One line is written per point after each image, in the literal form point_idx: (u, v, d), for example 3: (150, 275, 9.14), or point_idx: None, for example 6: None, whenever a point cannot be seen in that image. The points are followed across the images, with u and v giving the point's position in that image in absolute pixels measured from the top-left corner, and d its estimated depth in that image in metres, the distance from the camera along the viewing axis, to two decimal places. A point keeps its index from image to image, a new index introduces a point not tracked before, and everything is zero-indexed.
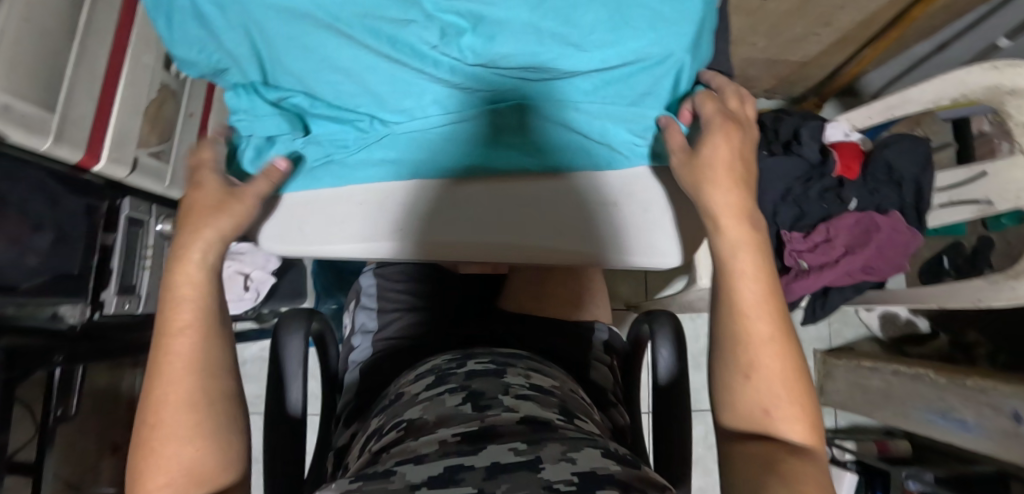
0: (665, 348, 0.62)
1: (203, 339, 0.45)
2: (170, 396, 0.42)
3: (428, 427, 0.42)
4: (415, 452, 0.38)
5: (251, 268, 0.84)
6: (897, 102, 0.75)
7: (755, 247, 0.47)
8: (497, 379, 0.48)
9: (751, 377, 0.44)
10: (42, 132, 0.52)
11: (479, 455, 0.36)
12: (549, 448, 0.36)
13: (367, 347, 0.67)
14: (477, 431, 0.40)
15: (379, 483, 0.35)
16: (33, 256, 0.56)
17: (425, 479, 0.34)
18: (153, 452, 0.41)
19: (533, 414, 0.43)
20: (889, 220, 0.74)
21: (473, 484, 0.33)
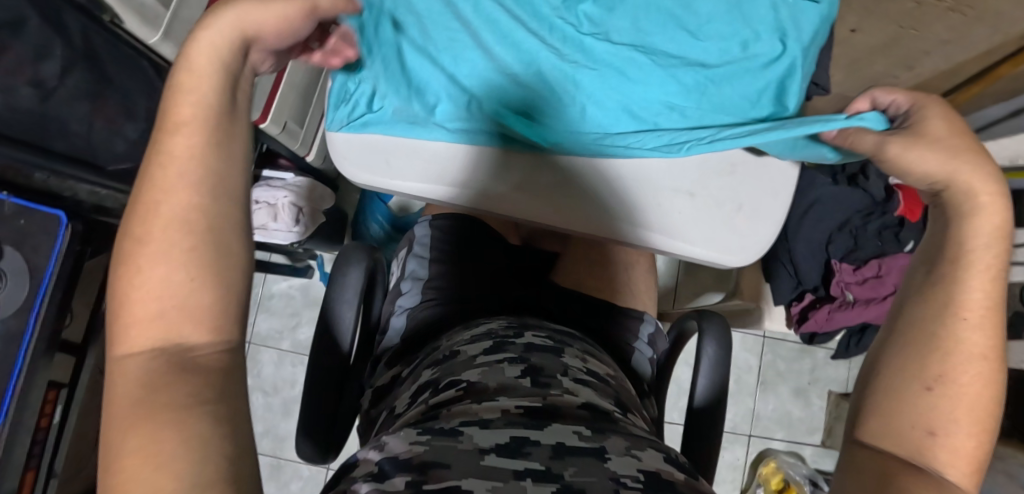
0: (710, 344, 0.63)
1: (207, 142, 0.30)
2: (161, 205, 0.28)
3: (489, 392, 0.46)
4: (479, 415, 0.42)
5: (305, 202, 0.86)
6: None
7: (1003, 241, 0.33)
8: (557, 359, 0.53)
9: (936, 389, 0.30)
10: (152, 26, 0.49)
11: (543, 431, 0.39)
12: (614, 442, 0.39)
13: (416, 294, 0.68)
14: (540, 407, 0.43)
15: (447, 440, 0.38)
16: (120, 142, 0.58)
17: (493, 445, 0.37)
18: (135, 273, 0.27)
19: (592, 401, 0.47)
20: None
21: (540, 460, 0.36)
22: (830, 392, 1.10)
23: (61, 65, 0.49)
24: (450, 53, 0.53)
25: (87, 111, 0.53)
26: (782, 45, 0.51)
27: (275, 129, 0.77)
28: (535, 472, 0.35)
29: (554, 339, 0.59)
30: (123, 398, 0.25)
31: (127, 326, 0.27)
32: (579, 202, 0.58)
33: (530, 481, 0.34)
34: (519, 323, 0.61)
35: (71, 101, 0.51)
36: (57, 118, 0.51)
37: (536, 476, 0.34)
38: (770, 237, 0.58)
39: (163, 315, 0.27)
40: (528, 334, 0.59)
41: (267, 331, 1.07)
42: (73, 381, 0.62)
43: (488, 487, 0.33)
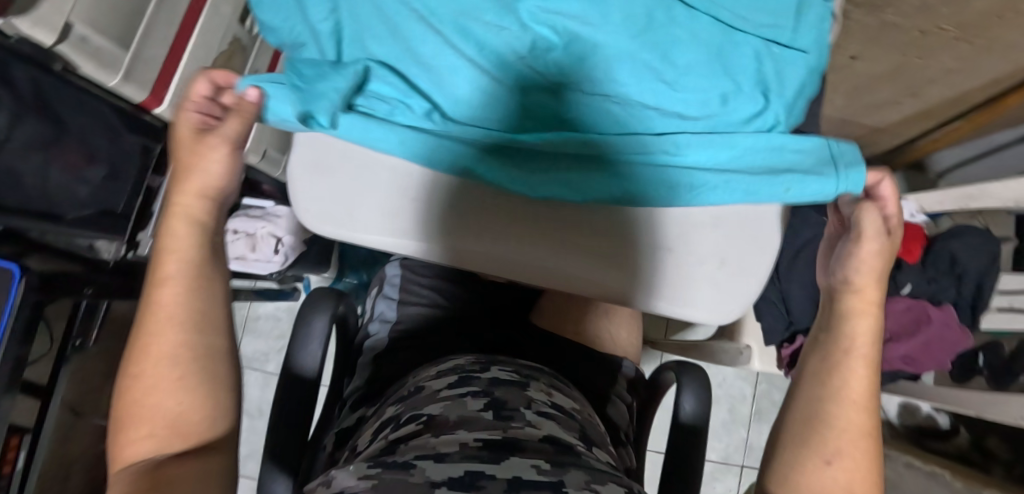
0: (688, 400, 0.61)
1: (197, 297, 0.41)
2: (158, 347, 0.38)
3: (448, 425, 0.46)
4: (435, 450, 0.41)
5: (284, 232, 0.83)
6: (975, 193, 0.71)
7: (875, 341, 0.44)
8: (521, 392, 0.53)
9: (832, 462, 0.41)
10: (112, 68, 0.50)
11: (500, 466, 0.38)
12: (575, 476, 0.38)
13: (382, 336, 0.67)
14: (501, 441, 0.43)
15: (398, 474, 0.37)
16: (83, 188, 0.56)
17: (447, 475, 0.36)
18: (140, 402, 0.37)
19: (555, 435, 0.47)
20: (942, 312, 0.71)
21: (495, 491, 0.34)
22: None
23: (9, 118, 0.48)
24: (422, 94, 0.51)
25: (43, 159, 0.52)
26: (765, 98, 0.48)
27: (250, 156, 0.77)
28: None
29: (520, 374, 0.59)
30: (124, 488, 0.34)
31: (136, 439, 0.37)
32: (552, 250, 0.54)
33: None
34: (486, 358, 0.61)
35: (24, 152, 0.50)
36: (13, 171, 0.49)
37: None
38: (754, 290, 0.55)
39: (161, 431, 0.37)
40: (494, 368, 0.58)
41: (253, 353, 1.07)
42: (38, 427, 0.61)
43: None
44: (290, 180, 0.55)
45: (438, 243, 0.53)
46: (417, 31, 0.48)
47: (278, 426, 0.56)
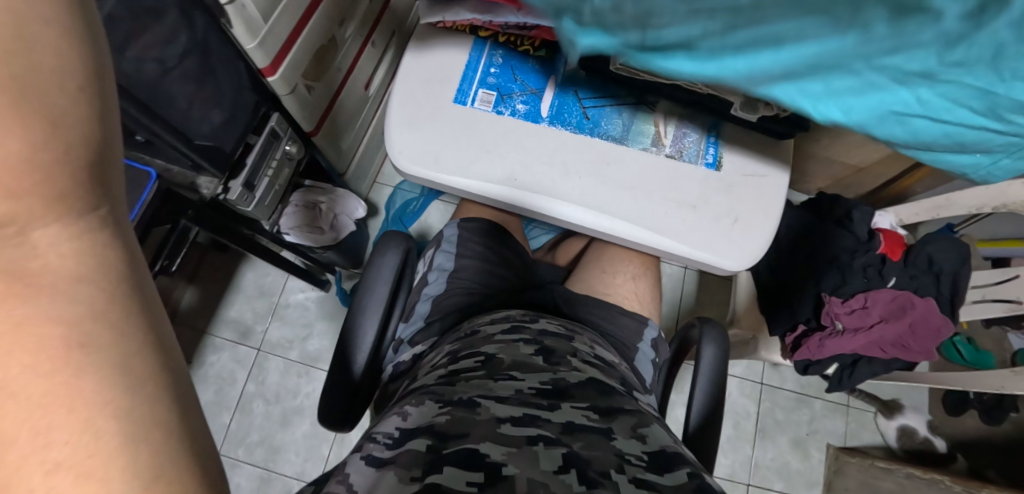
0: (710, 348, 0.68)
1: (75, 46, 0.23)
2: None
3: (503, 367, 0.52)
4: (496, 392, 0.47)
5: (340, 210, 0.97)
6: (944, 201, 0.83)
7: None
8: (567, 343, 0.61)
9: None
10: (252, 34, 0.61)
11: (554, 412, 0.45)
12: (618, 424, 0.45)
13: (442, 282, 0.73)
14: (551, 389, 0.49)
15: (466, 411, 0.43)
16: (207, 125, 0.66)
17: (508, 417, 0.42)
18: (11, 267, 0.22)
19: (596, 378, 0.54)
20: (924, 301, 0.79)
21: (551, 431, 0.42)
22: (827, 444, 1.11)
23: (180, 52, 0.59)
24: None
25: (191, 92, 0.62)
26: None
27: (319, 142, 0.89)
28: (545, 437, 0.40)
29: (565, 328, 0.66)
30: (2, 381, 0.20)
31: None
32: (596, 195, 0.66)
33: (541, 444, 0.39)
34: (534, 313, 0.68)
35: (181, 83, 0.61)
36: (168, 93, 0.60)
37: (546, 442, 0.40)
38: (762, 246, 0.66)
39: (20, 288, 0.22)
40: (542, 320, 0.66)
41: (278, 339, 1.12)
42: None
43: (502, 451, 0.37)
44: (387, 127, 0.67)
45: (507, 183, 0.66)
46: None
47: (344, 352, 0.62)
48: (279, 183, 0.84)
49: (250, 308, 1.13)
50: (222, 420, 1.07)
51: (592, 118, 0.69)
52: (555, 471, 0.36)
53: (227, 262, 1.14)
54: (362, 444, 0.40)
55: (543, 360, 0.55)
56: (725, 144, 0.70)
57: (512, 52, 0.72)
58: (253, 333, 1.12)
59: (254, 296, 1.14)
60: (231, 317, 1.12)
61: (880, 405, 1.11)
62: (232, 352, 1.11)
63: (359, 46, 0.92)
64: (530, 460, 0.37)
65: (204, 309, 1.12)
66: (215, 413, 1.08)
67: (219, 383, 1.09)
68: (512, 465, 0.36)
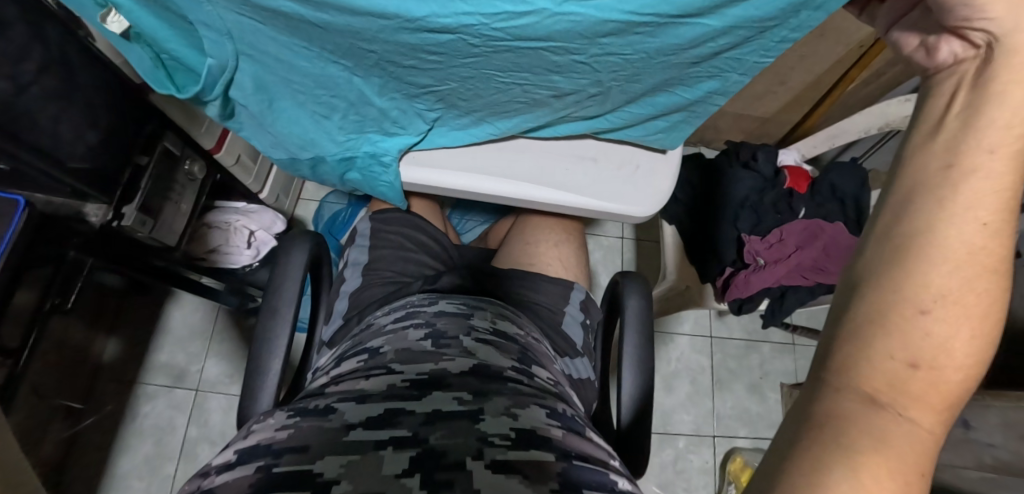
0: (633, 297, 0.60)
1: None
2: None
3: (382, 363, 0.42)
4: (360, 392, 0.36)
5: (256, 226, 0.93)
6: (839, 130, 0.85)
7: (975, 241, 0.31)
8: (464, 320, 0.52)
9: (917, 363, 0.29)
10: None
11: (421, 401, 0.34)
12: (493, 403, 0.34)
13: (356, 279, 0.66)
14: (427, 378, 0.38)
15: (316, 420, 0.32)
16: (83, 146, 0.61)
17: (363, 419, 0.31)
18: None
19: (488, 361, 0.44)
20: (833, 226, 0.82)
21: (409, 427, 0.30)
22: (781, 384, 1.14)
23: (36, 67, 0.54)
24: (211, 13, 0.42)
25: (59, 111, 0.58)
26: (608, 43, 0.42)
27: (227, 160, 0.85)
28: (399, 439, 0.29)
29: (467, 306, 0.56)
30: None
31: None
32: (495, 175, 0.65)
33: (389, 449, 0.28)
34: (435, 294, 0.61)
35: (43, 103, 0.56)
36: (29, 113, 0.55)
37: (399, 444, 0.29)
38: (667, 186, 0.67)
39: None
40: (442, 302, 0.57)
41: (216, 377, 1.06)
42: None
43: (340, 463, 0.27)
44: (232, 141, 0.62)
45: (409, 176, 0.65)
46: (300, 111, 0.56)
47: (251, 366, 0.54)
48: (184, 206, 0.79)
49: (181, 349, 1.07)
50: (165, 472, 1.00)
51: None
52: (397, 476, 0.26)
53: (150, 306, 1.08)
54: (186, 482, 0.28)
55: (431, 344, 0.46)
56: None
57: None
58: (188, 374, 1.06)
59: (184, 337, 1.08)
60: (162, 362, 1.06)
61: None
62: (167, 398, 1.04)
63: None
64: (371, 470, 0.27)
65: (131, 358, 1.05)
66: (156, 466, 1.00)
67: (157, 434, 1.02)
68: (346, 481, 0.25)
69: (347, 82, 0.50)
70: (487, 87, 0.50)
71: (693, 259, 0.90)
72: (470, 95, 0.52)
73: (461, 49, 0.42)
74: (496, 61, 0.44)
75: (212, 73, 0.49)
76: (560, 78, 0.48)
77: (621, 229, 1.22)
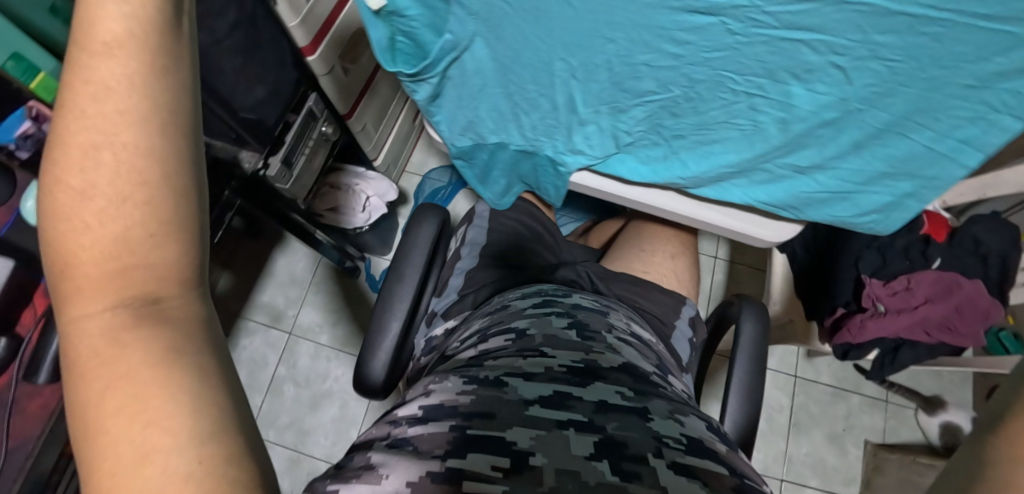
0: (749, 323, 0.63)
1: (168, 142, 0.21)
2: (71, 174, 0.20)
3: (535, 344, 0.47)
4: (523, 369, 0.41)
5: (372, 192, 0.98)
6: (991, 181, 0.79)
7: None
8: (600, 318, 0.56)
9: None
10: (296, 11, 0.63)
11: (586, 388, 0.39)
12: (656, 405, 0.39)
13: (472, 259, 0.69)
14: (584, 368, 0.43)
15: (492, 390, 0.37)
16: (251, 98, 0.68)
17: (537, 397, 0.36)
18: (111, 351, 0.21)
19: (633, 361, 0.48)
20: (972, 284, 0.76)
21: (583, 412, 0.35)
22: (866, 440, 1.07)
23: (229, 23, 0.60)
24: None
25: (239, 64, 0.64)
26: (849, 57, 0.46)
27: (356, 125, 0.90)
28: (579, 422, 0.34)
29: (600, 303, 0.62)
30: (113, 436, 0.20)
31: (78, 316, 0.21)
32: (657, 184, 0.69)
33: (572, 430, 0.33)
34: (566, 287, 0.65)
35: (229, 55, 0.62)
36: (218, 63, 0.61)
37: (578, 427, 0.33)
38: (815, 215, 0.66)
39: (133, 315, 0.21)
40: (575, 295, 0.62)
41: (309, 324, 1.14)
42: None
43: (531, 435, 0.31)
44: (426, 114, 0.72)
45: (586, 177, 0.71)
46: (506, 103, 0.63)
47: (372, 324, 0.59)
48: (316, 163, 0.85)
49: (282, 293, 1.15)
50: (253, 402, 1.09)
51: None
52: (586, 457, 0.30)
53: (261, 249, 1.17)
54: (377, 426, 0.34)
55: (576, 334, 0.50)
56: None
57: None
58: (285, 317, 1.14)
59: (286, 282, 1.16)
60: (264, 302, 1.14)
61: (921, 400, 1.06)
62: (264, 335, 1.13)
63: None
64: (559, 446, 0.31)
65: (239, 293, 1.14)
66: (246, 395, 1.09)
67: (251, 366, 1.11)
68: (542, 454, 0.29)
69: (564, 79, 0.57)
70: (710, 98, 0.54)
71: (802, 294, 0.87)
72: (687, 110, 0.57)
73: (718, 35, 0.46)
74: (742, 59, 0.49)
75: (443, 48, 0.55)
76: (800, 89, 0.50)
77: (717, 249, 1.19)
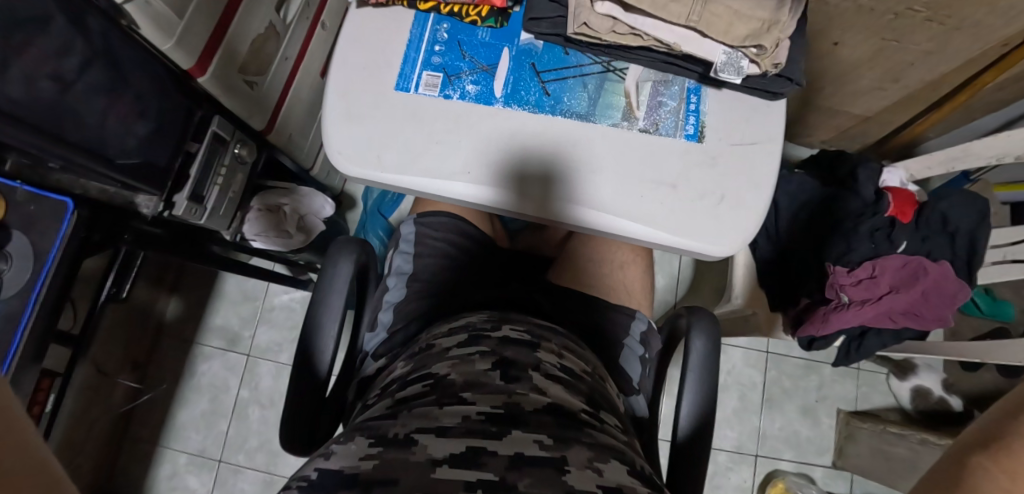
0: (699, 339, 0.59)
1: None
2: None
3: (456, 389, 0.42)
4: (437, 422, 0.37)
5: (306, 210, 0.93)
6: (959, 153, 0.74)
7: None
8: (530, 352, 0.48)
9: None
10: (167, 33, 0.54)
11: (502, 440, 0.36)
12: (575, 452, 0.36)
13: (401, 288, 0.64)
14: (504, 412, 0.39)
15: (399, 451, 0.35)
16: (132, 139, 0.60)
17: (448, 456, 0.34)
18: None
19: (561, 401, 0.42)
20: (938, 267, 0.73)
21: (495, 470, 0.33)
22: (838, 409, 1.07)
23: (79, 63, 0.51)
24: None
25: (104, 105, 0.56)
26: None
27: (276, 140, 0.83)
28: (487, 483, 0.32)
29: (534, 334, 0.52)
30: None
31: None
32: (631, 166, 0.58)
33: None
34: (502, 315, 0.55)
35: (89, 96, 0.54)
36: (73, 109, 0.53)
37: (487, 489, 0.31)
38: (774, 172, 0.59)
39: None
40: (506, 327, 0.52)
41: (267, 343, 1.09)
42: (66, 375, 0.67)
43: None
44: (324, 123, 0.59)
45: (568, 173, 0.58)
46: None
47: (294, 374, 0.56)
48: (235, 189, 0.77)
49: (236, 314, 1.10)
50: (219, 429, 1.06)
51: (553, 92, 0.60)
52: None
53: (206, 269, 1.10)
54: None
55: (500, 377, 0.44)
56: (708, 111, 0.61)
57: (458, 25, 0.63)
58: (241, 339, 1.09)
59: (238, 302, 1.10)
60: (217, 325, 1.09)
61: (892, 366, 1.06)
62: (222, 360, 1.08)
63: (307, 30, 0.83)
64: None
65: (189, 319, 1.09)
66: (211, 422, 1.06)
67: (213, 392, 1.07)
68: None
69: None
70: None
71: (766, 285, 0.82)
72: None
73: None
74: None
75: None
76: None
77: None
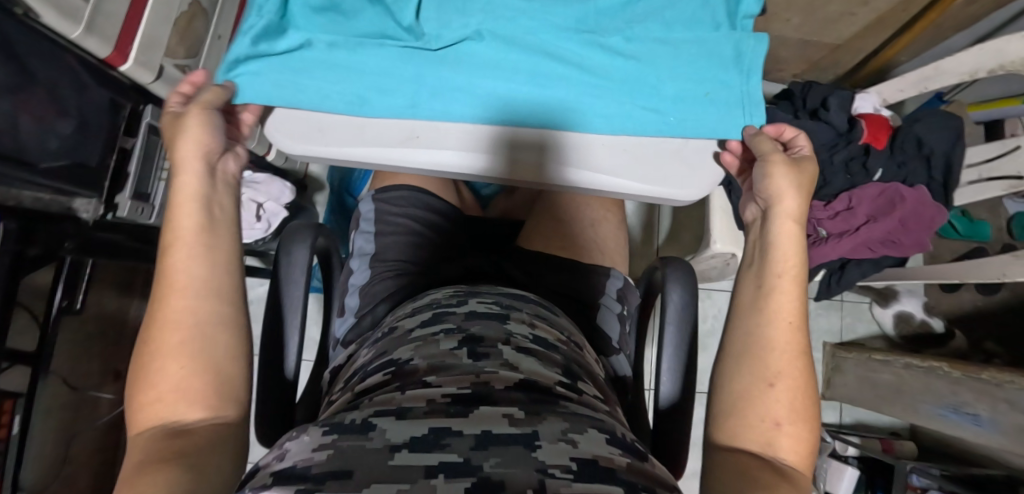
0: (675, 291, 0.57)
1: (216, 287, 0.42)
2: (174, 323, 0.40)
3: (418, 374, 0.38)
4: (399, 405, 0.34)
5: (265, 198, 0.87)
6: (932, 72, 0.71)
7: (797, 321, 0.43)
8: (499, 325, 0.44)
9: (780, 423, 0.40)
10: (73, 18, 0.50)
11: (467, 419, 0.32)
12: (548, 425, 0.32)
13: (365, 270, 0.62)
14: (471, 392, 0.35)
15: (355, 438, 0.30)
16: (54, 140, 0.56)
17: (407, 440, 0.30)
18: (153, 375, 0.38)
19: (533, 375, 0.38)
20: (914, 192, 0.72)
21: (459, 452, 0.29)
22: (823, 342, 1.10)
23: None
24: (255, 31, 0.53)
25: (15, 105, 0.52)
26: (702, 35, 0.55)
27: None
28: (451, 466, 0.28)
29: (502, 305, 0.49)
30: (134, 453, 0.35)
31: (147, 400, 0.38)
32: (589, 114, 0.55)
33: (441, 479, 0.27)
34: (467, 290, 0.52)
35: None
36: None
37: (450, 472, 0.27)
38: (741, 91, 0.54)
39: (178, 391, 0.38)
40: (473, 301, 0.49)
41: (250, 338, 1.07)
42: (31, 392, 0.65)
43: None
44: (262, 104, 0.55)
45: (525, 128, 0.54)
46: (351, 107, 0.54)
47: (261, 368, 0.54)
48: None
49: None
50: None
51: None
52: None
53: None
54: None
55: (467, 355, 0.39)
56: None
57: None
58: None
59: None
60: None
61: (875, 294, 1.08)
62: None
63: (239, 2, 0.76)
64: None
65: None
66: None
67: None
68: None
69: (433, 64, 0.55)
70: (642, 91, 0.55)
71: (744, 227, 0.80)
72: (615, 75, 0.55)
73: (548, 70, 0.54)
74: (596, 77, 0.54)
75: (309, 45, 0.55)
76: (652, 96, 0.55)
77: None
